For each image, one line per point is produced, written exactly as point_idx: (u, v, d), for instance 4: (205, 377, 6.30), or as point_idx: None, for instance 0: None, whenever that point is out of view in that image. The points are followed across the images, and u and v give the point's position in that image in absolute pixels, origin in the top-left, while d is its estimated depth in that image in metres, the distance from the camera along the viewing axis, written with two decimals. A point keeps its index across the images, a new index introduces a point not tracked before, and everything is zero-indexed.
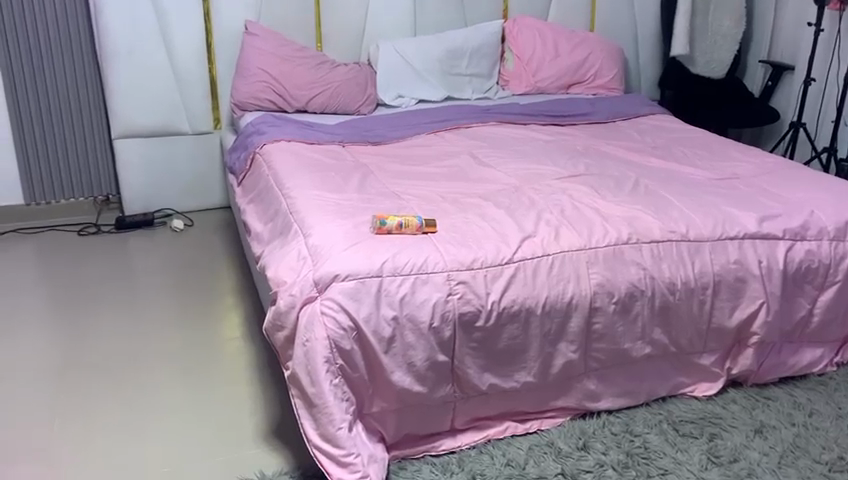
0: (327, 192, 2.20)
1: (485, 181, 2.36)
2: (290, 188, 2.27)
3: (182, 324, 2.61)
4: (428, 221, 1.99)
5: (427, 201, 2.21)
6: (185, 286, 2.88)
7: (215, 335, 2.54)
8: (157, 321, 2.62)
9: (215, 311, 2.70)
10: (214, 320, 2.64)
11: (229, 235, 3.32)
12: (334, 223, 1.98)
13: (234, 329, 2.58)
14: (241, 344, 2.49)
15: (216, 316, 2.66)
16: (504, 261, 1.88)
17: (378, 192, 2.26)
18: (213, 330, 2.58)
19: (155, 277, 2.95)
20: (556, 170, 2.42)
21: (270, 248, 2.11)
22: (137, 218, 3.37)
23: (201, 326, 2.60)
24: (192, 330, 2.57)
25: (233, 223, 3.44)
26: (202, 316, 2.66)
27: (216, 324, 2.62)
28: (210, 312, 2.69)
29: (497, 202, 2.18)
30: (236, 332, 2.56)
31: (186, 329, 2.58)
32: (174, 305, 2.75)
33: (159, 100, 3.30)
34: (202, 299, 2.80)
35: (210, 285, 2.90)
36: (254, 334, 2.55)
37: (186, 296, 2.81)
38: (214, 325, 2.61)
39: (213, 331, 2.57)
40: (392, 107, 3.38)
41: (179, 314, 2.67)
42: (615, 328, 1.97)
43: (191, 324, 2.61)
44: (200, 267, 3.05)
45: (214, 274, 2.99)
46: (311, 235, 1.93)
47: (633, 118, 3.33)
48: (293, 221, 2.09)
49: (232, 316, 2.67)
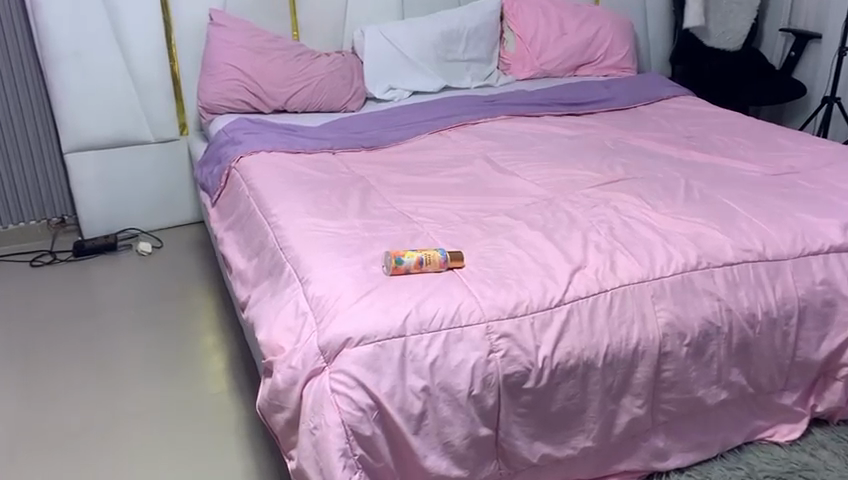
0: (322, 218, 1.81)
1: (510, 194, 1.98)
2: (276, 214, 1.87)
3: (159, 378, 2.24)
4: (453, 253, 1.62)
5: (444, 225, 1.83)
6: (158, 327, 2.50)
7: (199, 390, 2.18)
8: (129, 377, 2.25)
9: (196, 357, 2.33)
10: (195, 370, 2.27)
11: (206, 257, 2.92)
12: (336, 264, 1.59)
13: (220, 380, 2.22)
14: (229, 400, 2.14)
15: (197, 365, 2.30)
16: (552, 304, 1.51)
17: (383, 214, 1.87)
18: (196, 383, 2.21)
19: (123, 316, 2.56)
20: (591, 175, 2.04)
21: (259, 292, 1.73)
22: (97, 242, 2.95)
23: (182, 379, 2.23)
24: (171, 386, 2.20)
25: (208, 241, 3.04)
26: (181, 366, 2.29)
27: (198, 375, 2.25)
28: (189, 360, 2.32)
29: (530, 223, 1.81)
30: (224, 385, 2.20)
31: (163, 385, 2.21)
32: (148, 352, 2.37)
33: (115, 106, 2.87)
34: (179, 341, 2.42)
35: (186, 322, 2.52)
36: (243, 386, 2.20)
37: (160, 338, 2.43)
38: (196, 376, 2.24)
39: (196, 384, 2.21)
40: (383, 102, 2.98)
41: (154, 365, 2.30)
42: (688, 375, 1.61)
43: (169, 377, 2.24)
44: (173, 299, 2.66)
45: (190, 306, 2.61)
46: (309, 283, 1.54)
47: (655, 101, 2.96)
48: (285, 261, 1.70)
49: (217, 362, 2.30)
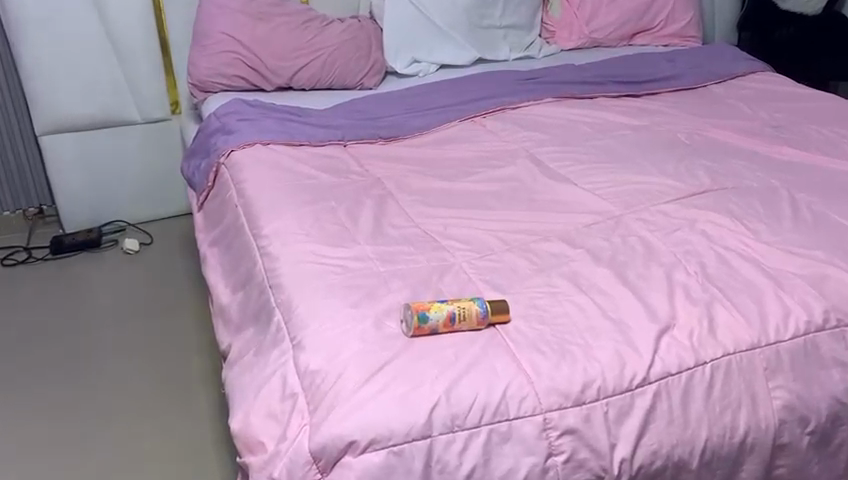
0: (323, 244, 1.40)
1: (565, 209, 1.55)
2: (266, 235, 1.47)
3: (135, 423, 1.87)
4: (496, 303, 1.21)
5: (481, 253, 1.42)
6: (139, 350, 2.12)
7: (182, 442, 1.81)
8: (100, 421, 1.88)
9: (180, 396, 1.95)
10: (179, 414, 1.89)
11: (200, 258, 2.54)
12: (338, 318, 1.19)
13: (205, 430, 1.85)
14: (212, 458, 1.77)
15: (181, 407, 1.92)
16: (632, 386, 1.11)
17: (402, 238, 1.46)
18: (178, 432, 1.84)
19: (98, 335, 2.18)
20: (669, 183, 1.61)
21: (243, 345, 1.34)
22: (79, 237, 2.57)
23: (162, 427, 1.86)
24: (149, 435, 1.83)
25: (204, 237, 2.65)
26: (162, 408, 1.92)
27: (183, 421, 1.88)
28: (173, 399, 1.94)
29: (594, 254, 1.40)
30: (210, 437, 1.83)
31: (140, 433, 1.84)
32: (124, 385, 1.99)
33: (94, 83, 2.47)
34: (161, 371, 2.04)
35: (171, 345, 2.13)
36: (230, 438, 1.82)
37: (140, 367, 2.05)
38: (179, 423, 1.87)
39: (178, 434, 1.83)
40: (405, 77, 2.54)
41: (131, 404, 1.93)
42: (807, 470, 1.20)
43: (148, 423, 1.87)
44: (159, 313, 2.27)
45: (177, 323, 2.22)
46: (301, 349, 1.14)
47: (730, 78, 2.48)
48: (275, 307, 1.29)
49: (204, 405, 1.92)
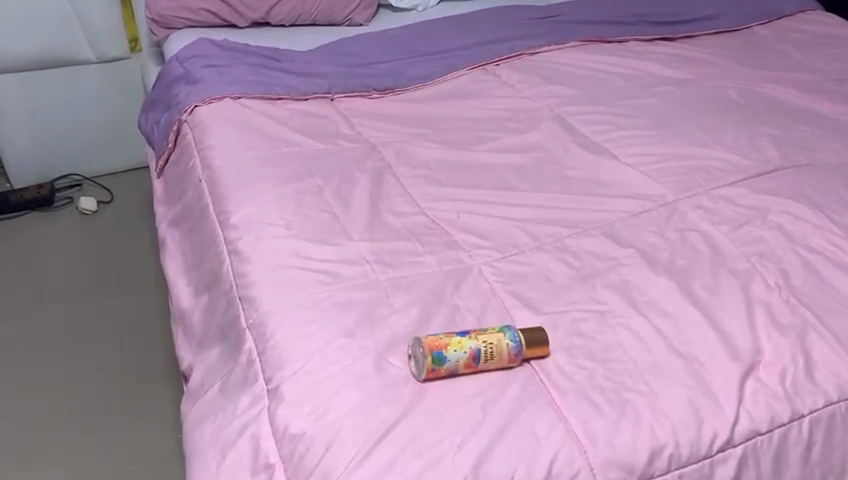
0: (306, 240, 1.11)
1: (605, 192, 1.27)
2: (236, 224, 1.17)
3: (90, 428, 1.59)
4: (532, 332, 0.94)
5: (505, 253, 1.13)
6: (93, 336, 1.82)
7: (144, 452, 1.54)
8: (49, 425, 1.60)
9: (143, 392, 1.67)
10: (143, 417, 1.62)
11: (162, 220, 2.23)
12: (327, 353, 0.91)
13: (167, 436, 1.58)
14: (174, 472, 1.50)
15: (144, 407, 1.64)
16: (712, 452, 0.85)
17: (406, 231, 1.17)
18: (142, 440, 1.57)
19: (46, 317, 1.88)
20: (729, 159, 1.33)
21: (206, 372, 1.06)
22: (27, 194, 2.22)
23: (122, 434, 1.58)
24: (106, 444, 1.55)
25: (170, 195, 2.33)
26: (119, 407, 1.64)
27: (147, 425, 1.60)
28: (134, 397, 1.66)
29: (647, 256, 1.12)
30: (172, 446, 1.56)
31: (96, 441, 1.56)
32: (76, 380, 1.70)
33: (38, 16, 2.11)
34: (119, 363, 1.75)
35: (131, 330, 1.84)
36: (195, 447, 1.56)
37: (94, 357, 1.76)
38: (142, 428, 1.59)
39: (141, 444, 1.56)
40: (401, 11, 2.19)
41: (85, 404, 1.65)
42: None
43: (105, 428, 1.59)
44: (117, 289, 1.96)
45: (138, 302, 1.93)
46: (279, 399, 0.87)
47: (776, 19, 2.15)
48: (245, 328, 1.01)
49: (166, 404, 1.65)
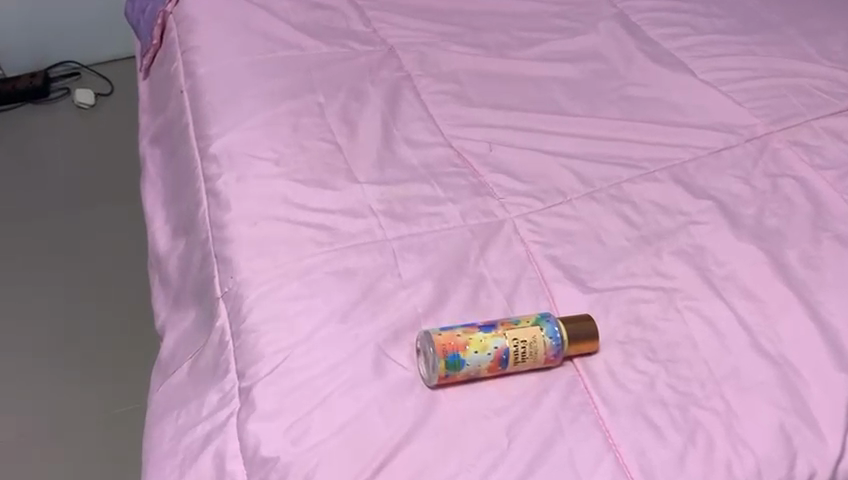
0: (299, 182, 0.90)
1: (677, 119, 1.01)
2: (216, 155, 0.95)
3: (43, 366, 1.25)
4: (578, 323, 0.73)
5: (548, 202, 0.90)
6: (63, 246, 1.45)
7: (128, 396, 1.21)
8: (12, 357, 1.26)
9: (127, 316, 1.32)
10: (130, 347, 1.28)
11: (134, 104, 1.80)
12: (313, 345, 0.71)
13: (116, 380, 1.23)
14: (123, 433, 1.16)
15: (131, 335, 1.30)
16: None
17: (425, 170, 0.94)
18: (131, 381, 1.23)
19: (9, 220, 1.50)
20: (835, 80, 1.06)
21: (179, 342, 0.87)
22: (18, 84, 1.76)
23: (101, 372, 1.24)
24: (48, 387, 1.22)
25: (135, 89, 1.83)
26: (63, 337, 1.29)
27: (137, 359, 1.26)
28: (118, 321, 1.32)
29: (728, 213, 0.89)
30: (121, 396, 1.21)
31: (69, 380, 1.23)
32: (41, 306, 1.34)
33: None
34: (97, 279, 1.39)
35: (108, 238, 1.47)
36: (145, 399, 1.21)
37: (63, 277, 1.39)
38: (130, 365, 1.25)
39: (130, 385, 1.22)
40: None
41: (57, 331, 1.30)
42: None
43: (83, 367, 1.24)
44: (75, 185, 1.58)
45: (117, 200, 1.54)
46: (249, 406, 0.68)
47: None
48: (220, 296, 0.81)
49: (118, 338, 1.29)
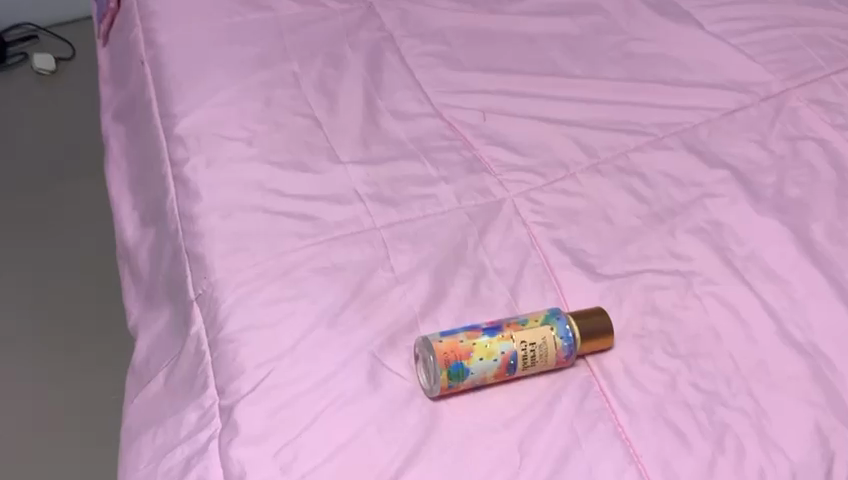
0: (275, 166, 0.81)
1: (686, 78, 0.93)
2: (181, 135, 0.86)
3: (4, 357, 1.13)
4: (591, 318, 0.66)
5: (550, 178, 0.82)
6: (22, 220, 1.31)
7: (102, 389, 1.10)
8: None
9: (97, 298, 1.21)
10: (101, 333, 1.16)
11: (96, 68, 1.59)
12: (299, 356, 0.64)
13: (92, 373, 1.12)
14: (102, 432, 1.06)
15: (101, 311, 1.19)
16: None
17: (414, 145, 0.86)
18: (108, 358, 1.14)
19: None
20: None
21: (154, 345, 0.80)
22: None
23: (73, 360, 1.13)
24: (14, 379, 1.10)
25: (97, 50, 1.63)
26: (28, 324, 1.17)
27: (111, 335, 1.17)
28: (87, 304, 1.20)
29: (746, 183, 0.81)
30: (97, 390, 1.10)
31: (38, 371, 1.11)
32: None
33: None
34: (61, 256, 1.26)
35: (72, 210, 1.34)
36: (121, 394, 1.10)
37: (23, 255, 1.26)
38: (104, 348, 1.15)
39: (108, 363, 1.13)
40: None
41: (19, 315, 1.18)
42: None
43: (49, 357, 1.13)
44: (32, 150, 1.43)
45: (75, 168, 1.40)
46: (232, 429, 0.62)
47: None
48: (193, 299, 0.73)
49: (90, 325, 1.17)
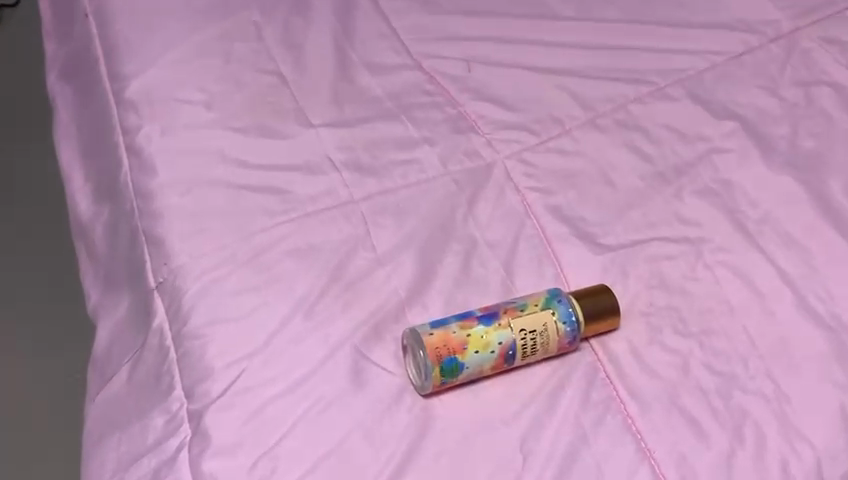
0: (239, 133, 0.73)
1: (688, 17, 0.84)
2: (134, 101, 0.77)
3: None
4: (595, 297, 0.60)
5: (543, 136, 0.75)
6: None
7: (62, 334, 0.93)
8: None
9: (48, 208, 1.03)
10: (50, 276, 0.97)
11: None
12: (275, 354, 0.58)
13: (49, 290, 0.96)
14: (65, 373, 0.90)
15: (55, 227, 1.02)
16: None
17: (392, 103, 0.77)
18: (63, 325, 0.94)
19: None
20: None
21: (116, 335, 0.73)
22: None
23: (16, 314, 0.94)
24: None
25: None
26: None
27: (62, 282, 0.97)
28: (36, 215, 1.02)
29: (757, 136, 0.75)
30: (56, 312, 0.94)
31: None
32: None
33: None
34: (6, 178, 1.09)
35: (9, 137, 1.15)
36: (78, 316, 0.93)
37: None
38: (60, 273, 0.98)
39: (61, 341, 0.93)
40: None
41: None
42: None
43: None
44: None
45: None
46: (202, 438, 0.55)
47: None
48: (154, 287, 0.66)
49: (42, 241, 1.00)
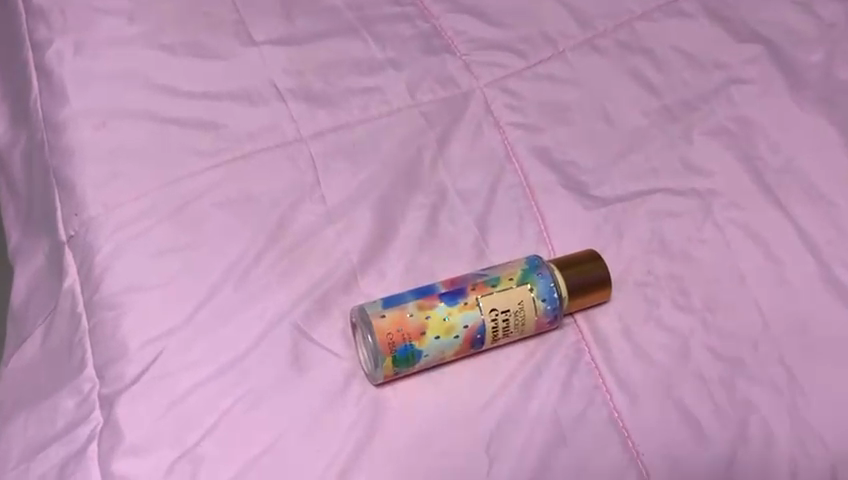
0: (167, 53, 0.61)
1: None
2: (43, 8, 0.63)
3: None
4: (581, 267, 0.50)
5: (532, 59, 0.63)
6: None
7: None
8: None
9: None
10: None
11: None
12: (201, 332, 0.49)
13: None
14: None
15: None
16: None
17: (352, 14, 0.64)
18: None
19: None
20: None
21: (32, 289, 0.61)
22: None
23: None
24: None
25: None
26: None
27: None
28: None
29: (785, 63, 0.63)
30: None
31: None
32: None
33: None
34: None
35: None
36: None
37: None
38: None
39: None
40: None
41: None
42: None
43: None
44: None
45: None
46: (112, 432, 0.47)
47: None
48: (65, 242, 0.54)
49: None
